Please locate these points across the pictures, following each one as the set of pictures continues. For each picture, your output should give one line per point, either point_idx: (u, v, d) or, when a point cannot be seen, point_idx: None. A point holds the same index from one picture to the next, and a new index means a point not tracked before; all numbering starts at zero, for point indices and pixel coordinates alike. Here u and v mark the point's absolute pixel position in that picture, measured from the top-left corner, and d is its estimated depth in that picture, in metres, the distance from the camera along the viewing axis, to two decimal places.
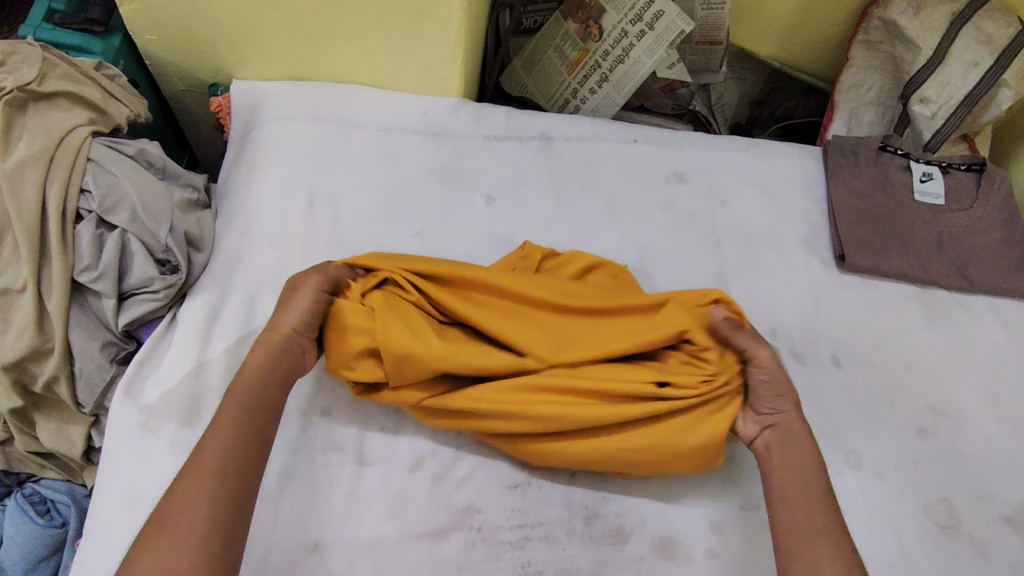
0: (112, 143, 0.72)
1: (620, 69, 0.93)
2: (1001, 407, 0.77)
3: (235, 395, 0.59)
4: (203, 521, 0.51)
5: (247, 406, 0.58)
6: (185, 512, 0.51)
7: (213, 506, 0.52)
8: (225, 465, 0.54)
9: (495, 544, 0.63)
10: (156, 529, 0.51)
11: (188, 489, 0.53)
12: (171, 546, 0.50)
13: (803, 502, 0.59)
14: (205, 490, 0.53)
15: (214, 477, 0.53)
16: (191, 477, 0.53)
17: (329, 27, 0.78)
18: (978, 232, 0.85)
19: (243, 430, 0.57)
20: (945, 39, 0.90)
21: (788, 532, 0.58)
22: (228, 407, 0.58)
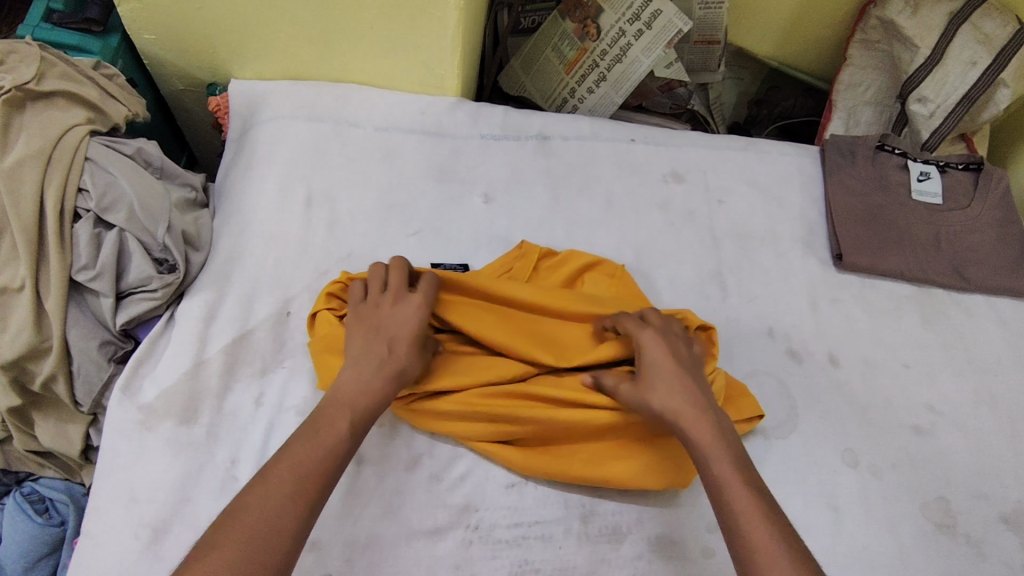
0: (109, 143, 0.72)
1: (618, 68, 0.94)
2: (998, 406, 0.77)
3: (354, 407, 0.57)
4: (293, 535, 0.49)
5: (360, 423, 0.57)
6: (278, 518, 0.49)
7: (305, 522, 0.50)
8: (327, 482, 0.52)
9: (491, 542, 0.63)
10: (241, 524, 0.47)
11: (289, 492, 0.50)
12: (254, 550, 0.46)
13: (732, 493, 0.52)
14: (303, 500, 0.50)
15: (314, 490, 0.51)
16: (294, 480, 0.51)
17: (327, 27, 0.78)
18: (975, 231, 0.85)
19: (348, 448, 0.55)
20: (942, 38, 0.91)
21: (732, 527, 0.51)
22: (343, 417, 0.56)
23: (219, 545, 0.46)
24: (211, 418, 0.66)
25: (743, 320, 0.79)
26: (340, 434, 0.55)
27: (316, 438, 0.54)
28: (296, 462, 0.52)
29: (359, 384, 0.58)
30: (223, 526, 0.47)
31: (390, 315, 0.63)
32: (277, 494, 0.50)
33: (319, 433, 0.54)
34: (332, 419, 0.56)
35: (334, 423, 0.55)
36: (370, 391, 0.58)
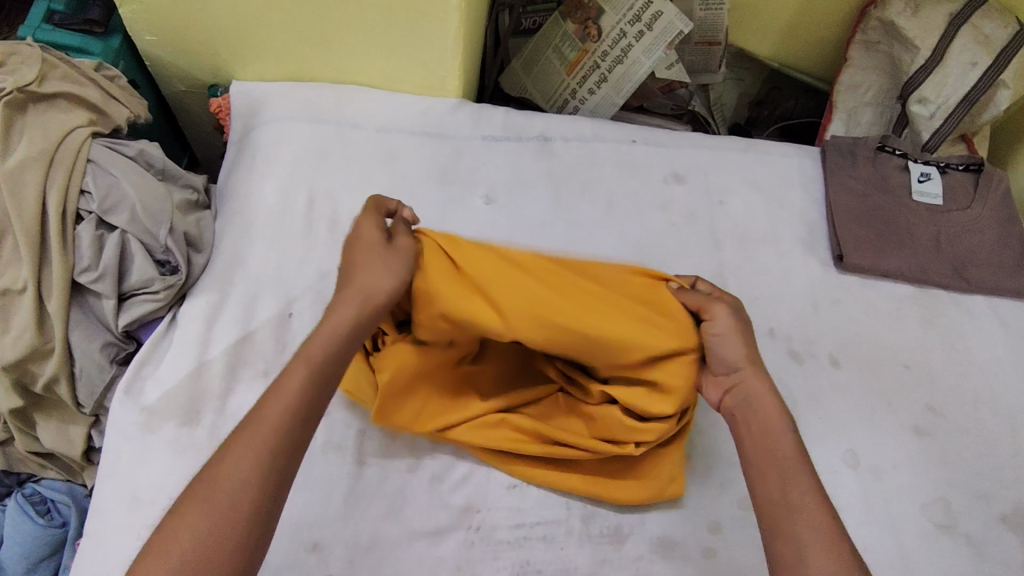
0: (111, 144, 0.72)
1: (620, 69, 0.94)
2: (998, 407, 0.77)
3: (308, 356, 0.54)
4: (250, 499, 0.47)
5: (319, 369, 0.54)
6: (232, 484, 0.47)
7: (260, 484, 0.48)
8: (283, 438, 0.50)
9: (494, 543, 0.63)
10: (198, 497, 0.47)
11: (239, 457, 0.48)
12: (214, 521, 0.46)
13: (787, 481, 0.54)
14: (255, 463, 0.48)
15: (268, 449, 0.49)
16: (244, 446, 0.49)
17: (328, 28, 0.78)
18: (975, 231, 0.86)
19: (309, 400, 0.52)
20: (943, 39, 0.91)
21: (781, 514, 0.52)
22: (297, 370, 0.53)
23: (180, 521, 0.46)
24: (213, 419, 0.66)
25: None
26: (295, 387, 0.52)
27: (271, 397, 0.52)
28: (248, 426, 0.50)
29: (324, 324, 0.56)
30: (183, 500, 0.47)
31: (356, 256, 0.59)
32: (228, 462, 0.48)
33: (274, 392, 0.52)
34: (286, 374, 0.53)
35: (286, 379, 0.52)
36: (331, 333, 0.55)
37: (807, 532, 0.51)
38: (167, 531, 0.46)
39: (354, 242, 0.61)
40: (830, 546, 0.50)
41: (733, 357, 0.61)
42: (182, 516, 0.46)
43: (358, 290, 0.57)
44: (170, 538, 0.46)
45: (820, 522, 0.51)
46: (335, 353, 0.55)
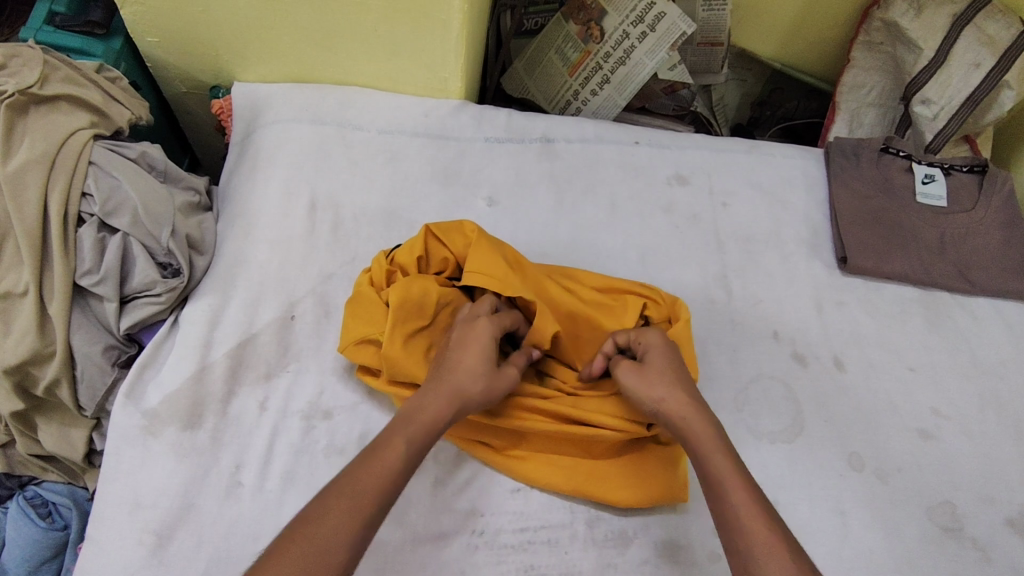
0: (112, 147, 0.72)
1: (622, 71, 0.93)
2: (1003, 409, 0.77)
3: (409, 430, 0.55)
4: (341, 557, 0.47)
5: (417, 451, 0.54)
6: (325, 542, 0.47)
7: (354, 546, 0.48)
8: (378, 508, 0.50)
9: (498, 547, 0.63)
10: (290, 548, 0.47)
11: (338, 516, 0.49)
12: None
13: (727, 480, 0.52)
14: (350, 525, 0.48)
15: (365, 515, 0.49)
16: (342, 506, 0.49)
17: (330, 30, 0.78)
18: (980, 233, 0.85)
19: (405, 473, 0.53)
20: (946, 41, 0.90)
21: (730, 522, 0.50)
22: (398, 441, 0.54)
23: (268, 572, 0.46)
24: (215, 423, 0.66)
25: (748, 323, 0.79)
26: (394, 461, 0.53)
27: (370, 459, 0.53)
28: (346, 485, 0.50)
29: (417, 408, 0.56)
30: (275, 549, 0.47)
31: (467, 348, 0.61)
32: (325, 518, 0.48)
33: (373, 458, 0.53)
34: (387, 443, 0.54)
35: (387, 449, 0.53)
36: (426, 417, 0.56)
37: (740, 502, 0.51)
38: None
39: (468, 337, 0.61)
40: (763, 515, 0.50)
41: (655, 389, 0.59)
42: (272, 568, 0.46)
43: (458, 385, 0.58)
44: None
45: (740, 488, 0.52)
46: (424, 440, 0.55)
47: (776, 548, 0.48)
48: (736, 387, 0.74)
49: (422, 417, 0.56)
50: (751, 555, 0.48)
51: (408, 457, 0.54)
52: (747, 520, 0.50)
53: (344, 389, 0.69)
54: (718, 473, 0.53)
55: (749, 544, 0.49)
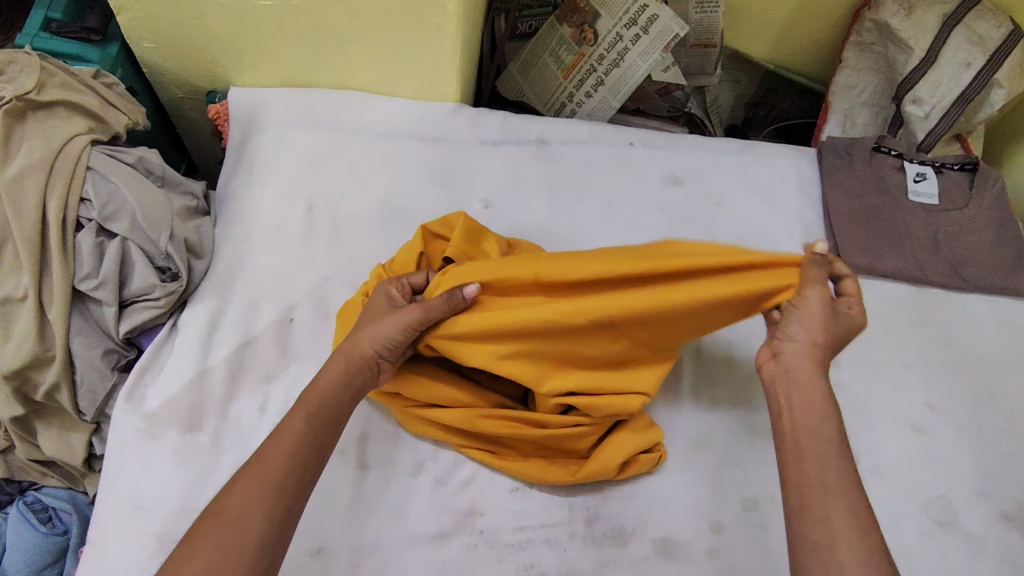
0: (110, 152, 0.72)
1: (615, 73, 0.94)
2: (997, 406, 0.77)
3: (308, 405, 0.57)
4: (253, 526, 0.50)
5: (318, 416, 0.57)
6: (237, 514, 0.50)
7: (266, 511, 0.51)
8: (286, 472, 0.53)
9: (497, 546, 0.63)
10: (207, 525, 0.50)
11: (244, 487, 0.51)
12: (221, 543, 0.49)
13: (829, 456, 0.53)
14: (258, 493, 0.51)
15: (271, 483, 0.52)
16: (248, 480, 0.52)
17: (326, 35, 0.78)
18: (971, 230, 0.86)
19: (310, 439, 0.55)
20: (936, 40, 0.92)
21: (834, 508, 0.50)
22: (297, 412, 0.56)
23: (189, 550, 0.49)
24: (215, 426, 0.66)
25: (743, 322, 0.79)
26: (297, 432, 0.55)
27: (275, 438, 0.55)
28: (251, 462, 0.53)
29: (316, 380, 0.59)
30: (195, 528, 0.50)
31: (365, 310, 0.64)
32: (232, 492, 0.51)
33: (278, 435, 0.55)
34: (287, 420, 0.56)
35: (286, 420, 0.56)
36: (321, 383, 0.58)
37: (836, 478, 0.52)
38: (176, 559, 0.49)
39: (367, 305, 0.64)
40: (852, 489, 0.51)
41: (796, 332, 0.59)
42: (194, 544, 0.49)
43: (354, 345, 0.60)
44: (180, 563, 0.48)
45: (840, 470, 0.52)
46: (325, 411, 0.57)
47: (858, 516, 0.50)
48: (732, 386, 0.74)
49: (319, 381, 0.58)
50: (840, 532, 0.49)
51: (311, 426, 0.56)
52: (829, 480, 0.52)
53: None
54: (821, 447, 0.54)
55: (834, 505, 0.51)
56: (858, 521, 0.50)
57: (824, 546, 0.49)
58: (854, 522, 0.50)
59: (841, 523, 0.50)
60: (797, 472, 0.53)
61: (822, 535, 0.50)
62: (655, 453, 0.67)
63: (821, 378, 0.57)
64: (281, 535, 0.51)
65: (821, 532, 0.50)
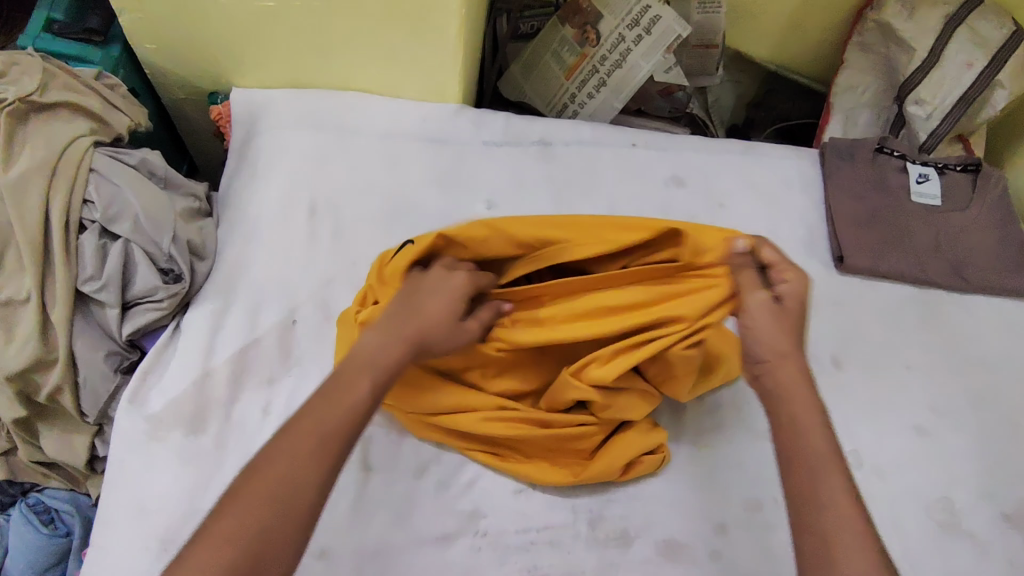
0: (113, 153, 0.72)
1: (618, 73, 0.94)
2: (999, 406, 0.78)
3: (371, 371, 0.55)
4: (303, 497, 0.48)
5: (377, 393, 0.55)
6: (286, 479, 0.48)
7: (315, 481, 0.49)
8: (341, 446, 0.51)
9: (500, 548, 0.63)
10: (259, 482, 0.48)
11: (297, 452, 0.50)
12: (270, 511, 0.47)
13: (814, 461, 0.51)
14: (309, 464, 0.49)
15: (326, 454, 0.50)
16: (306, 446, 0.50)
17: (328, 36, 0.78)
18: (974, 231, 0.86)
19: (367, 411, 0.53)
20: (939, 40, 0.91)
21: (828, 513, 0.49)
22: (360, 382, 0.54)
23: (234, 510, 0.47)
24: (218, 428, 0.66)
25: None
26: (359, 399, 0.53)
27: (334, 399, 0.53)
28: (307, 427, 0.51)
29: (376, 360, 0.56)
30: (244, 483, 0.48)
31: (428, 298, 0.59)
32: (284, 459, 0.49)
33: (338, 395, 0.53)
34: (349, 382, 0.54)
35: (347, 390, 0.53)
36: (386, 363, 0.56)
37: (827, 485, 0.50)
38: (219, 521, 0.46)
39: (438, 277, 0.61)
40: (848, 496, 0.49)
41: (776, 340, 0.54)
42: (239, 503, 0.47)
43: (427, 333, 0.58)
44: (226, 530, 0.46)
45: (834, 475, 0.50)
46: (387, 383, 0.55)
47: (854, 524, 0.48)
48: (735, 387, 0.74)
49: (384, 366, 0.56)
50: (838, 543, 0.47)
51: (372, 392, 0.54)
52: (826, 491, 0.49)
53: None
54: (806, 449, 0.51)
55: (821, 512, 0.48)
56: (853, 533, 0.48)
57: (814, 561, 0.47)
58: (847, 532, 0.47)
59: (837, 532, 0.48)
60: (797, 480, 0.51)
61: (819, 548, 0.48)
62: (660, 454, 0.67)
63: (809, 391, 0.54)
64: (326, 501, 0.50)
65: (818, 540, 0.48)
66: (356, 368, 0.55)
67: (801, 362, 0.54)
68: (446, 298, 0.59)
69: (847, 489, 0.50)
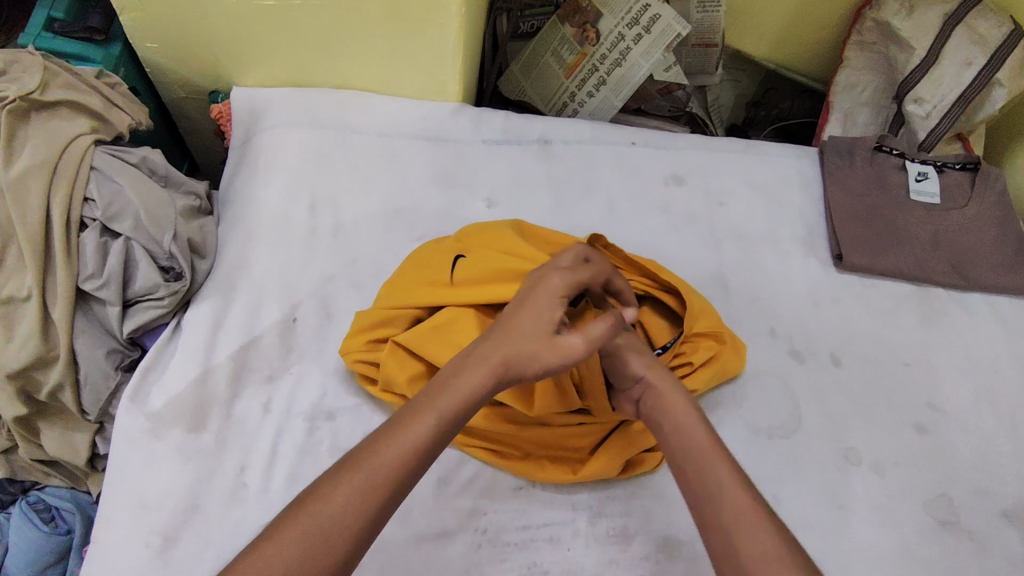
0: (113, 152, 0.72)
1: (618, 72, 0.94)
2: (998, 404, 0.78)
3: (439, 403, 0.50)
4: (346, 537, 0.45)
5: (447, 426, 0.50)
6: (337, 510, 0.45)
7: (363, 518, 0.45)
8: (398, 486, 0.47)
9: (500, 545, 0.63)
10: (307, 509, 0.45)
11: (353, 486, 0.46)
12: (307, 546, 0.43)
13: (704, 455, 0.52)
14: (362, 502, 0.46)
15: (381, 495, 0.46)
16: (360, 480, 0.46)
17: (328, 35, 0.78)
18: (972, 229, 0.86)
19: (429, 447, 0.49)
20: (938, 39, 0.91)
21: (728, 497, 0.49)
22: (427, 414, 0.50)
23: (276, 538, 0.44)
24: (219, 425, 0.66)
25: (745, 321, 0.80)
26: (428, 429, 0.49)
27: (398, 430, 0.49)
28: (367, 459, 0.47)
29: (459, 378, 0.52)
30: (291, 510, 0.45)
31: (529, 304, 0.56)
32: (338, 491, 0.46)
33: (401, 424, 0.49)
34: (414, 410, 0.50)
35: (414, 422, 0.49)
36: (465, 386, 0.52)
37: (717, 473, 0.50)
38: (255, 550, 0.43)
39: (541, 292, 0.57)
40: (743, 483, 0.50)
41: (631, 367, 0.59)
42: (277, 534, 0.44)
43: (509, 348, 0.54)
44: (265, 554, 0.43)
45: (723, 466, 0.51)
46: (456, 412, 0.51)
47: (749, 511, 0.48)
48: (734, 385, 0.75)
49: (461, 387, 0.51)
50: (727, 526, 0.48)
51: (438, 425, 0.50)
52: (715, 480, 0.50)
53: (347, 390, 0.70)
54: (697, 444, 0.52)
55: (722, 507, 0.49)
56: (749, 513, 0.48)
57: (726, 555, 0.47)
58: (745, 519, 0.48)
59: (734, 523, 0.48)
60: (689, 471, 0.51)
61: (720, 536, 0.48)
62: (660, 451, 0.68)
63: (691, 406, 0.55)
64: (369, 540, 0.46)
65: (722, 533, 0.48)
66: (427, 398, 0.51)
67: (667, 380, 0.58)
68: (543, 308, 0.56)
69: (746, 480, 0.51)
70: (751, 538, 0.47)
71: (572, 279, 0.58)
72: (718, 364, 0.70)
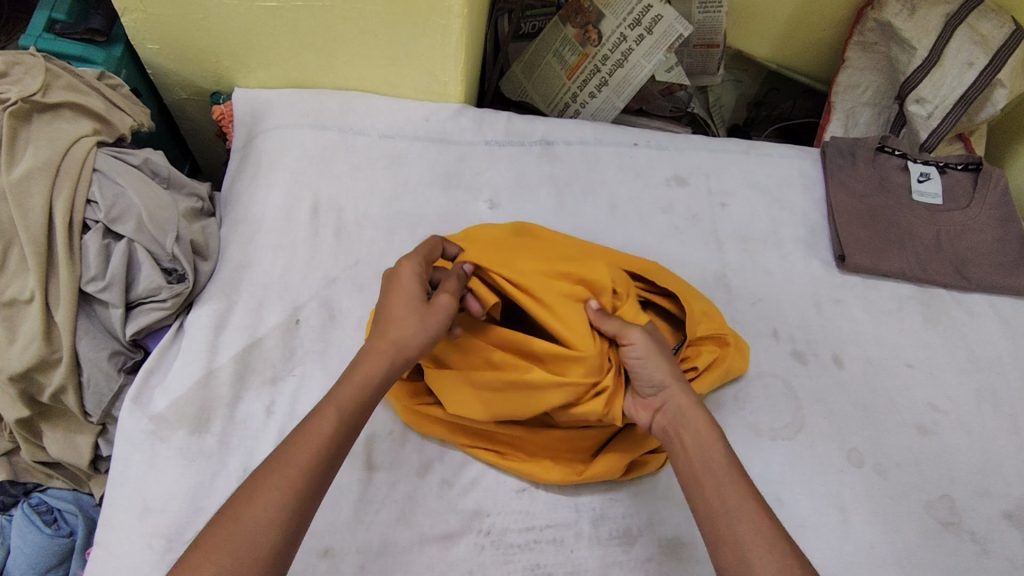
0: (116, 153, 0.72)
1: (620, 73, 0.94)
2: (1001, 405, 0.78)
3: (338, 396, 0.53)
4: (267, 541, 0.47)
5: (350, 413, 0.53)
6: (253, 518, 0.47)
7: (280, 522, 0.48)
8: (309, 481, 0.50)
9: (504, 547, 0.63)
10: (228, 517, 0.47)
11: (267, 492, 0.48)
12: (236, 559, 0.46)
13: (717, 472, 0.53)
14: (279, 503, 0.48)
15: (294, 495, 0.49)
16: (273, 485, 0.49)
17: (330, 36, 0.78)
18: (975, 230, 0.86)
19: (336, 438, 0.52)
20: (940, 40, 0.91)
21: (740, 519, 0.50)
22: (328, 410, 0.53)
23: (203, 549, 0.46)
24: (222, 427, 0.66)
25: (748, 322, 0.80)
26: (330, 422, 0.52)
27: (301, 432, 0.52)
28: (276, 466, 0.50)
29: (351, 372, 0.55)
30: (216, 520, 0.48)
31: (392, 293, 0.58)
32: (252, 503, 0.48)
33: (306, 426, 0.52)
34: (318, 409, 0.53)
35: (316, 421, 0.52)
36: (358, 378, 0.55)
37: (732, 490, 0.52)
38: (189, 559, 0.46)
39: (393, 286, 0.59)
40: (755, 498, 0.51)
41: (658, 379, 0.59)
42: (206, 548, 0.46)
43: (389, 334, 0.56)
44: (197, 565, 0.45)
45: (738, 483, 0.52)
46: (362, 398, 0.54)
47: (763, 529, 0.49)
48: (738, 386, 0.75)
49: (357, 381, 0.54)
50: (738, 547, 0.49)
51: (340, 417, 0.53)
52: (731, 498, 0.51)
53: None
54: (712, 462, 0.54)
55: (736, 523, 0.50)
56: (765, 536, 0.49)
57: (735, 567, 0.48)
58: (760, 538, 0.49)
59: (750, 541, 0.49)
60: (700, 490, 0.53)
61: (733, 556, 0.49)
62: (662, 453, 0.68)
63: (709, 420, 0.57)
64: (293, 542, 0.48)
65: (732, 549, 0.49)
66: (330, 397, 0.54)
67: (695, 405, 0.58)
68: (406, 289, 0.58)
69: (758, 497, 0.52)
70: (764, 561, 0.48)
71: (419, 258, 0.60)
72: (724, 365, 0.70)
